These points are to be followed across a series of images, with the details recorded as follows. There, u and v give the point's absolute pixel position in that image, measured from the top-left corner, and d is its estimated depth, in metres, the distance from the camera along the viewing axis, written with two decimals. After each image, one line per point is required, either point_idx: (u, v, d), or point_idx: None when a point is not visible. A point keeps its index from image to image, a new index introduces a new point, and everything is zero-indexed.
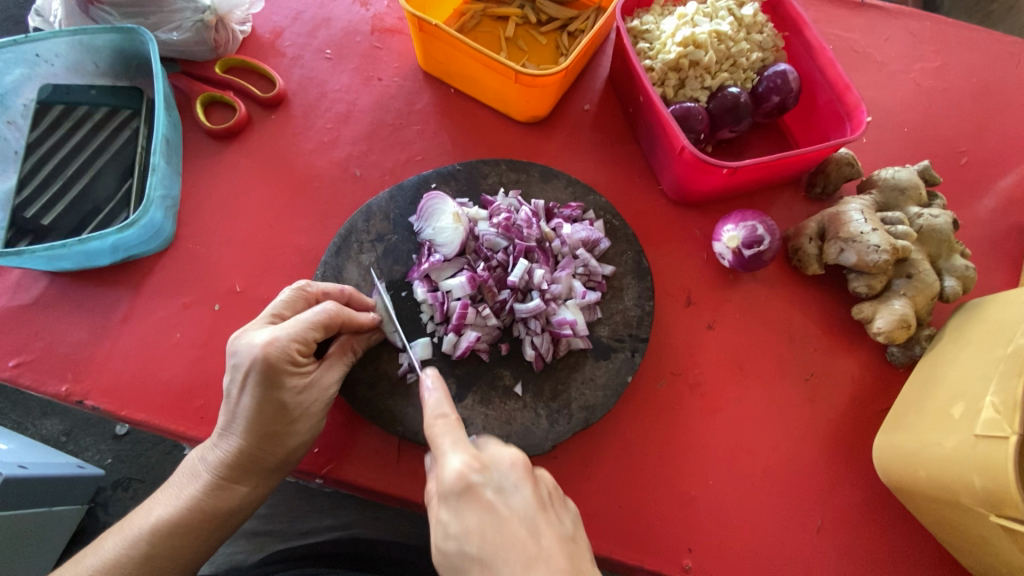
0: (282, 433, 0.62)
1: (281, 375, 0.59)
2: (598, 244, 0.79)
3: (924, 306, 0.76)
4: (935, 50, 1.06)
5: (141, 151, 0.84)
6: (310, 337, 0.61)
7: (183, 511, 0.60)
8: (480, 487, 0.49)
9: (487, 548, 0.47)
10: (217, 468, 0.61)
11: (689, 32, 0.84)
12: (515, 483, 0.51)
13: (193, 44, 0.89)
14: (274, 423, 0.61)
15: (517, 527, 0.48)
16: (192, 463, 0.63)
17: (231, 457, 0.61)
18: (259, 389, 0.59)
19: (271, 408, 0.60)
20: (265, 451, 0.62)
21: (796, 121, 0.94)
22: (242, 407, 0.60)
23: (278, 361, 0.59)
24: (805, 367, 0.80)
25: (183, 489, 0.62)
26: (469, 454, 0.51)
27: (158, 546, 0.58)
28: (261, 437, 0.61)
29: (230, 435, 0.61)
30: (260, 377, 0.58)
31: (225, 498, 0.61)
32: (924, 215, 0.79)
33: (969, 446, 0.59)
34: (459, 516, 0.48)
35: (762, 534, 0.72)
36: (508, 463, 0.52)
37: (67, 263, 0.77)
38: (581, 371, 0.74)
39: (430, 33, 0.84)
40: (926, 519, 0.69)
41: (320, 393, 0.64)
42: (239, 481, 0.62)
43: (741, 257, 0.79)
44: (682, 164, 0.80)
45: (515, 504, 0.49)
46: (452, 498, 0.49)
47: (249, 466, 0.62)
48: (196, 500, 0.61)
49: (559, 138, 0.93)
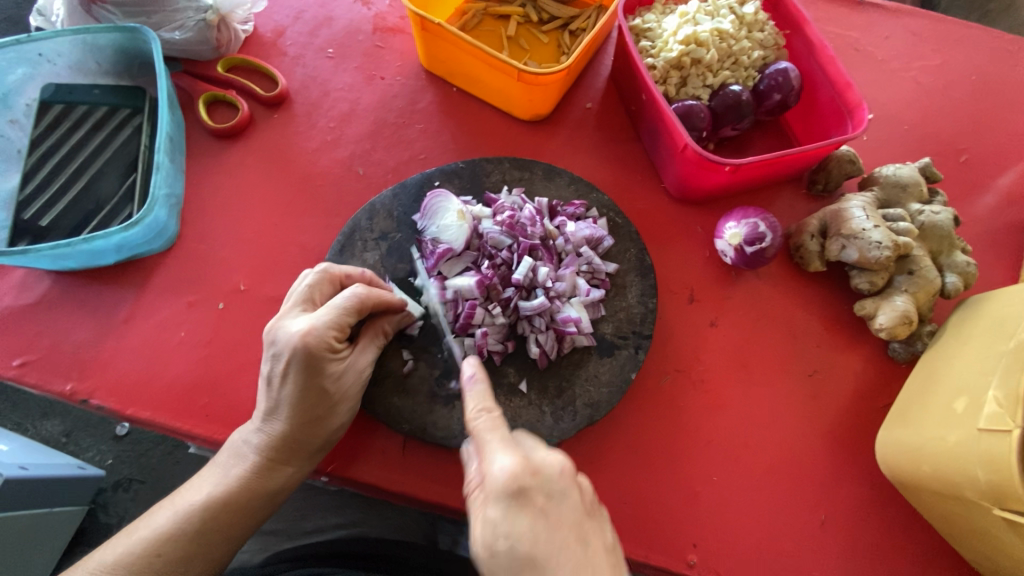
0: (325, 416, 0.63)
1: (323, 362, 0.60)
2: (602, 242, 0.79)
3: (925, 302, 0.77)
4: (934, 48, 1.06)
5: (144, 150, 0.84)
6: (348, 323, 0.62)
7: (232, 490, 0.60)
8: (532, 492, 0.49)
9: (538, 552, 0.46)
10: (263, 449, 0.62)
11: (691, 30, 0.85)
12: (565, 491, 0.50)
13: (196, 43, 0.89)
14: (318, 408, 0.62)
15: (566, 533, 0.48)
16: (236, 446, 0.63)
17: (276, 440, 0.62)
18: (302, 376, 0.59)
19: (314, 394, 0.60)
20: (310, 434, 0.63)
21: (797, 119, 0.95)
22: (285, 392, 0.60)
23: (319, 350, 0.59)
24: (808, 363, 0.81)
25: (229, 468, 0.62)
26: (520, 458, 0.51)
27: (212, 523, 0.59)
28: (306, 421, 0.62)
29: (275, 419, 0.62)
30: (303, 365, 0.59)
31: (272, 478, 0.62)
32: (925, 211, 0.80)
33: (972, 441, 0.60)
34: (510, 517, 0.47)
35: (766, 530, 0.72)
36: (559, 469, 0.51)
37: (71, 262, 0.77)
38: (586, 368, 0.74)
39: (433, 31, 0.84)
40: (930, 515, 0.69)
41: (357, 377, 0.65)
42: (285, 462, 0.63)
43: (743, 254, 0.80)
44: (685, 162, 0.81)
45: (565, 511, 0.49)
46: (504, 499, 0.48)
47: (293, 448, 0.63)
48: (245, 480, 0.61)
49: (562, 136, 0.93)
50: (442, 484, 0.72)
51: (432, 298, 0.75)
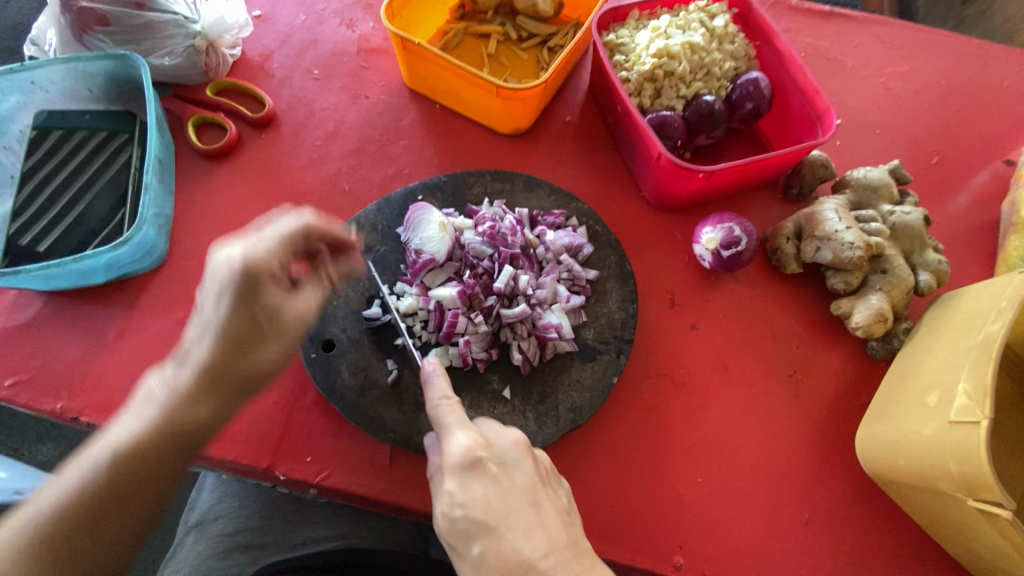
0: (252, 350, 0.55)
1: (260, 287, 0.54)
2: (581, 250, 0.82)
3: (900, 300, 0.79)
4: (904, 55, 1.10)
5: (134, 173, 0.86)
6: (292, 253, 0.57)
7: (142, 436, 0.53)
8: (485, 462, 0.53)
9: (492, 517, 0.51)
10: (178, 388, 0.54)
11: (663, 44, 0.88)
12: (518, 460, 0.54)
13: (185, 68, 0.92)
14: (246, 338, 0.54)
15: (520, 499, 0.52)
16: (155, 386, 0.56)
17: (198, 375, 0.54)
18: (233, 302, 0.53)
19: (243, 325, 0.54)
20: (234, 370, 0.55)
21: (770, 126, 0.97)
22: (213, 320, 0.54)
23: (258, 271, 0.53)
24: (787, 364, 0.82)
25: (142, 411, 0.54)
26: (475, 433, 0.55)
27: (120, 472, 0.52)
28: (232, 352, 0.54)
29: (199, 349, 0.54)
30: (236, 289, 0.53)
31: (183, 421, 0.53)
32: (896, 212, 0.82)
33: (945, 433, 0.61)
34: (465, 488, 0.52)
35: (751, 530, 0.73)
36: (512, 441, 0.55)
37: (62, 282, 0.78)
38: (568, 374, 0.76)
39: (413, 51, 0.88)
40: (910, 508, 0.70)
41: (300, 317, 0.58)
42: (200, 404, 0.54)
43: (720, 258, 0.81)
44: (660, 171, 0.83)
45: (518, 479, 0.53)
46: (458, 472, 0.52)
47: (215, 387, 0.55)
48: (156, 424, 0.53)
49: (542, 148, 0.96)
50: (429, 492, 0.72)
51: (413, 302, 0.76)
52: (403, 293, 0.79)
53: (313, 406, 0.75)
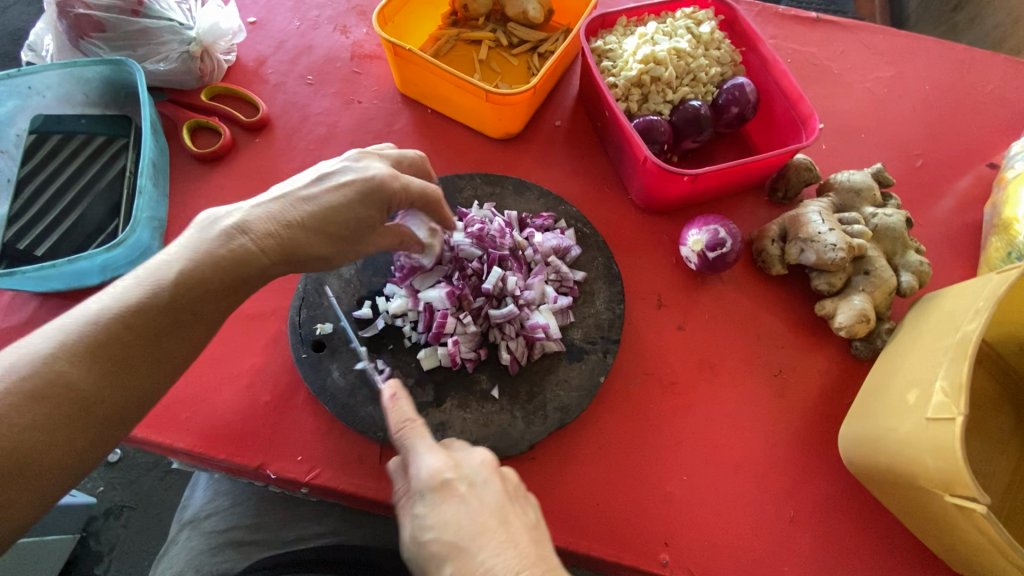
0: (333, 242, 0.61)
1: (378, 205, 0.62)
2: (569, 251, 0.83)
3: (883, 301, 0.80)
4: (889, 60, 1.12)
5: (129, 177, 0.87)
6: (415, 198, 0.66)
7: (203, 265, 0.53)
8: (453, 483, 0.54)
9: (461, 536, 0.51)
10: (256, 229, 0.56)
11: (649, 50, 0.90)
12: (486, 479, 0.55)
13: (179, 73, 0.93)
14: (337, 233, 0.60)
15: (488, 516, 0.52)
16: (231, 211, 0.57)
17: (281, 230, 0.57)
18: (355, 197, 0.60)
19: (350, 222, 0.61)
20: (312, 248, 0.59)
21: (757, 130, 0.99)
22: (327, 198, 0.59)
23: (388, 193, 0.62)
24: (772, 364, 0.83)
25: (206, 240, 0.55)
26: (442, 456, 0.56)
27: (176, 300, 0.53)
28: (320, 236, 0.59)
29: (295, 209, 0.58)
30: (367, 189, 0.60)
31: (250, 257, 0.55)
32: (878, 214, 0.83)
33: (922, 430, 0.62)
34: (435, 510, 0.53)
35: (736, 527, 0.74)
36: (479, 461, 0.57)
37: (56, 283, 0.79)
38: (556, 373, 0.77)
39: (405, 57, 0.89)
40: (892, 506, 0.71)
41: (373, 246, 0.65)
42: (266, 262, 0.57)
43: (706, 259, 0.83)
44: (647, 174, 0.85)
45: (487, 497, 0.54)
46: (427, 495, 0.54)
47: (288, 257, 0.58)
48: (220, 257, 0.54)
49: (533, 152, 0.97)
50: None
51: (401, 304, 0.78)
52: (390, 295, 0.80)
53: (305, 405, 0.77)
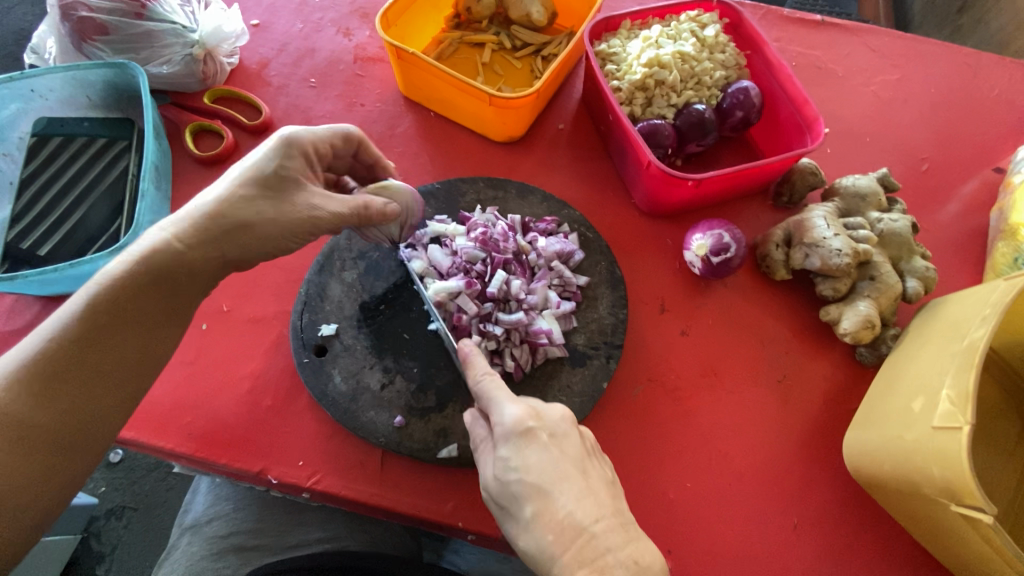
0: (261, 204, 0.62)
1: (290, 159, 0.64)
2: (572, 256, 0.82)
3: (888, 307, 0.80)
4: (895, 64, 1.11)
5: (132, 180, 0.87)
6: (330, 143, 0.70)
7: (132, 267, 0.57)
8: (537, 431, 0.55)
9: (547, 481, 0.53)
10: (178, 224, 0.60)
11: (654, 54, 0.89)
12: (567, 432, 0.57)
13: (182, 76, 0.94)
14: (257, 193, 0.62)
15: (571, 466, 0.54)
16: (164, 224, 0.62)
17: (203, 210, 0.60)
18: (268, 157, 0.63)
19: (269, 179, 0.63)
20: (238, 214, 0.61)
21: (761, 134, 0.98)
22: (237, 170, 0.63)
23: (294, 144, 0.64)
24: (776, 370, 0.83)
25: (135, 248, 0.59)
26: (526, 406, 0.57)
27: (115, 296, 0.56)
28: (242, 202, 0.61)
29: (212, 193, 0.62)
30: (276, 146, 0.64)
31: (174, 240, 0.59)
32: (884, 219, 0.83)
33: (928, 438, 0.61)
34: (519, 454, 0.54)
35: (739, 535, 0.74)
36: (559, 415, 0.58)
37: (59, 287, 0.79)
38: (558, 379, 0.76)
39: (408, 60, 0.89)
40: (896, 514, 0.70)
41: (315, 202, 0.65)
42: (195, 246, 0.60)
43: (710, 264, 0.82)
44: (651, 178, 0.84)
45: (567, 447, 0.55)
46: (513, 440, 0.55)
47: (216, 228, 0.61)
48: (150, 249, 0.58)
49: (536, 155, 0.97)
50: (418, 497, 0.73)
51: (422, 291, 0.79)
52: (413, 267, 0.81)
53: (306, 410, 0.76)
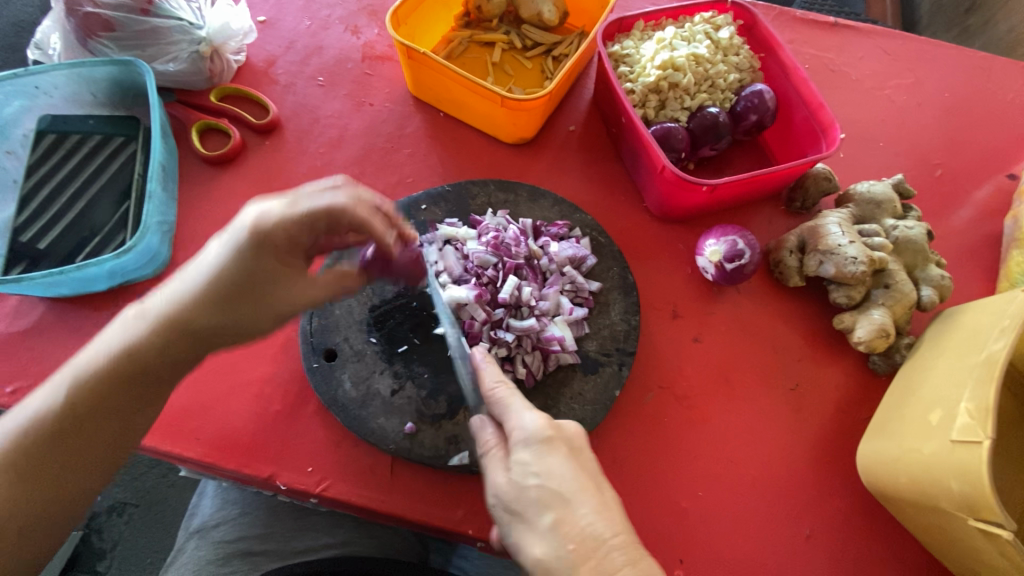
0: (239, 304, 0.57)
1: (268, 250, 0.56)
2: (585, 261, 0.82)
3: (903, 315, 0.79)
4: (908, 67, 1.10)
5: (137, 179, 0.86)
6: (313, 222, 0.58)
7: (118, 357, 0.55)
8: (556, 441, 0.56)
9: (567, 489, 0.53)
10: (159, 312, 0.56)
11: (668, 56, 0.88)
12: (583, 445, 0.57)
13: (189, 73, 0.92)
14: (231, 292, 0.56)
15: (590, 478, 0.55)
16: (141, 305, 0.58)
17: (178, 308, 0.56)
18: (238, 253, 0.55)
19: (245, 279, 0.56)
20: (212, 315, 0.57)
21: (774, 137, 0.97)
22: (212, 256, 0.56)
23: (270, 235, 0.56)
24: (789, 378, 0.82)
25: (121, 332, 0.56)
26: (544, 415, 0.57)
27: (94, 392, 0.54)
28: (217, 300, 0.56)
29: (187, 284, 0.57)
30: (246, 241, 0.55)
31: (151, 339, 0.55)
32: (899, 226, 0.82)
33: (947, 452, 0.60)
34: (542, 460, 0.54)
35: (751, 544, 0.73)
36: (575, 428, 0.58)
37: (64, 289, 0.78)
38: (570, 386, 0.76)
39: (419, 60, 0.88)
40: (909, 525, 0.70)
41: (295, 294, 0.60)
42: (174, 339, 0.56)
43: (723, 271, 0.81)
44: (664, 182, 0.83)
45: (584, 459, 0.56)
46: (534, 445, 0.55)
47: (191, 326, 0.56)
48: (129, 346, 0.55)
49: (546, 158, 0.96)
50: (428, 503, 0.72)
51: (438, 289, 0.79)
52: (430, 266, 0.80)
53: (315, 415, 0.75)
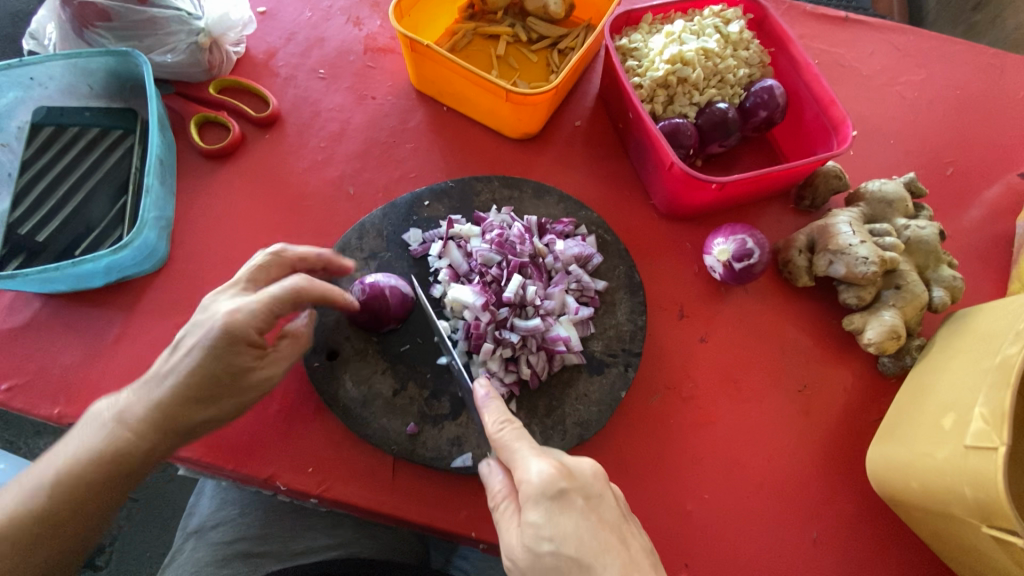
0: (210, 401, 0.59)
1: (238, 346, 0.58)
2: (591, 260, 0.80)
3: (914, 316, 0.77)
4: (919, 63, 1.08)
5: (135, 173, 0.84)
6: (279, 308, 0.60)
7: (85, 462, 0.56)
8: (570, 493, 0.51)
9: (585, 552, 0.48)
10: (129, 417, 0.58)
11: (677, 50, 0.86)
12: (600, 493, 0.53)
13: (188, 65, 0.90)
14: (205, 391, 0.58)
15: (610, 534, 0.50)
16: (106, 410, 0.59)
17: (149, 410, 0.58)
18: (206, 355, 0.57)
19: (216, 378, 0.58)
20: (186, 414, 0.59)
21: (784, 134, 0.96)
22: (182, 363, 0.58)
23: (241, 331, 0.57)
24: (797, 379, 0.81)
25: (90, 435, 0.58)
26: (553, 461, 0.52)
27: (57, 497, 0.55)
28: (189, 399, 0.58)
29: (155, 388, 0.59)
30: (213, 342, 0.57)
31: (123, 443, 0.57)
32: (911, 226, 0.81)
33: (960, 457, 0.59)
34: (553, 520, 0.49)
35: (757, 548, 0.72)
36: (590, 472, 0.53)
37: (60, 285, 0.77)
38: (575, 387, 0.74)
39: (422, 53, 0.86)
40: (919, 530, 0.69)
41: (268, 373, 0.61)
42: (146, 437, 0.58)
43: (732, 270, 0.80)
44: (672, 180, 0.82)
45: (603, 513, 0.52)
46: (544, 502, 0.50)
47: (164, 424, 0.58)
48: (99, 450, 0.57)
49: (552, 153, 0.94)
50: (429, 505, 0.71)
51: (443, 287, 0.78)
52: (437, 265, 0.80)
53: (315, 415, 0.74)
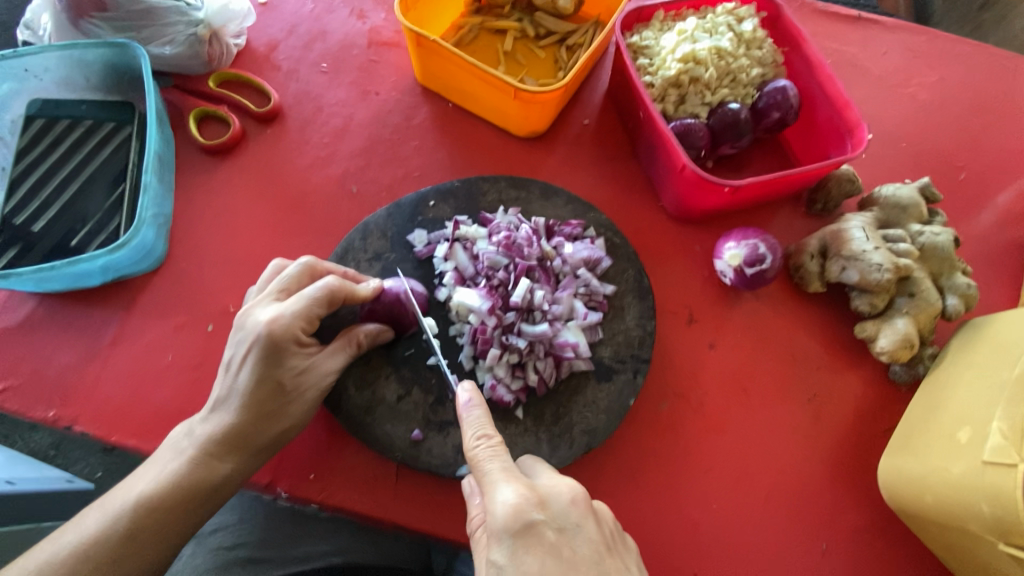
0: (275, 416, 0.60)
1: (285, 353, 0.59)
2: (599, 263, 0.79)
3: (927, 324, 0.76)
4: (932, 64, 1.06)
5: (133, 169, 0.81)
6: (317, 312, 0.61)
7: (167, 488, 0.56)
8: (539, 525, 0.49)
9: None
10: (204, 443, 0.58)
11: (689, 49, 0.84)
12: (576, 523, 0.51)
13: (186, 58, 0.87)
14: (269, 403, 0.59)
15: (584, 569, 0.48)
16: (180, 438, 0.60)
17: (223, 432, 0.59)
18: (261, 364, 0.58)
19: (277, 386, 0.59)
20: (257, 431, 0.60)
21: (795, 136, 0.94)
22: (242, 380, 0.59)
23: (283, 338, 0.58)
24: (807, 388, 0.79)
25: (170, 463, 0.58)
26: (525, 491, 0.51)
27: (142, 522, 0.55)
28: (257, 415, 0.59)
29: (224, 411, 0.59)
30: (264, 351, 0.58)
31: (203, 466, 0.58)
32: (925, 232, 0.79)
33: (978, 473, 0.58)
34: (518, 556, 0.48)
35: (765, 558, 0.71)
36: (567, 500, 0.52)
37: (56, 284, 0.75)
38: (583, 394, 0.73)
39: (428, 48, 0.83)
40: (930, 542, 0.68)
41: (323, 378, 0.63)
42: (223, 458, 0.59)
43: (743, 275, 0.78)
44: (683, 182, 0.80)
45: (578, 546, 0.50)
46: (508, 536, 0.48)
47: (238, 444, 0.59)
48: (180, 477, 0.57)
49: (559, 153, 0.92)
50: (429, 513, 0.70)
51: (448, 290, 0.77)
52: (442, 268, 0.78)
53: (316, 420, 0.73)
